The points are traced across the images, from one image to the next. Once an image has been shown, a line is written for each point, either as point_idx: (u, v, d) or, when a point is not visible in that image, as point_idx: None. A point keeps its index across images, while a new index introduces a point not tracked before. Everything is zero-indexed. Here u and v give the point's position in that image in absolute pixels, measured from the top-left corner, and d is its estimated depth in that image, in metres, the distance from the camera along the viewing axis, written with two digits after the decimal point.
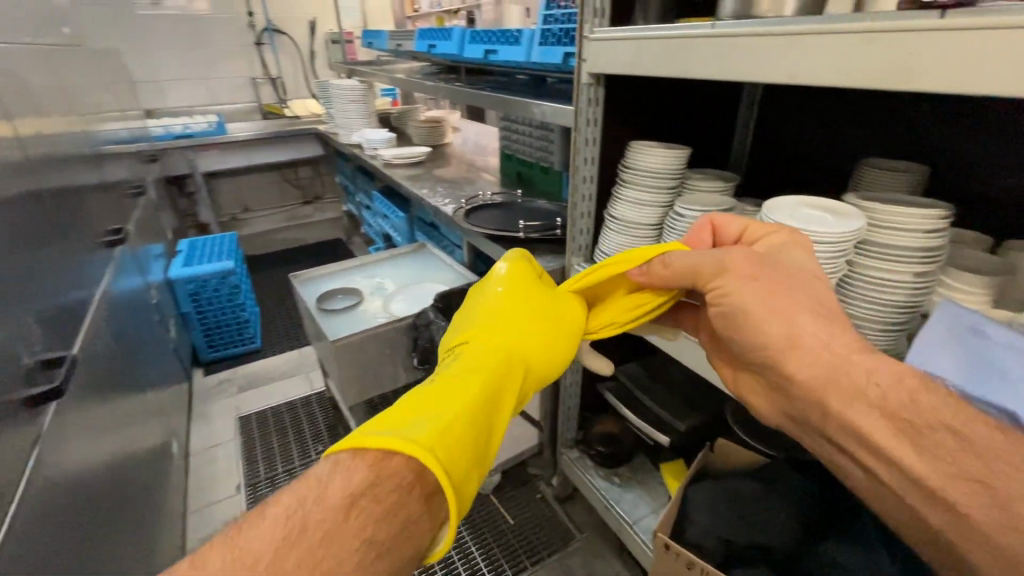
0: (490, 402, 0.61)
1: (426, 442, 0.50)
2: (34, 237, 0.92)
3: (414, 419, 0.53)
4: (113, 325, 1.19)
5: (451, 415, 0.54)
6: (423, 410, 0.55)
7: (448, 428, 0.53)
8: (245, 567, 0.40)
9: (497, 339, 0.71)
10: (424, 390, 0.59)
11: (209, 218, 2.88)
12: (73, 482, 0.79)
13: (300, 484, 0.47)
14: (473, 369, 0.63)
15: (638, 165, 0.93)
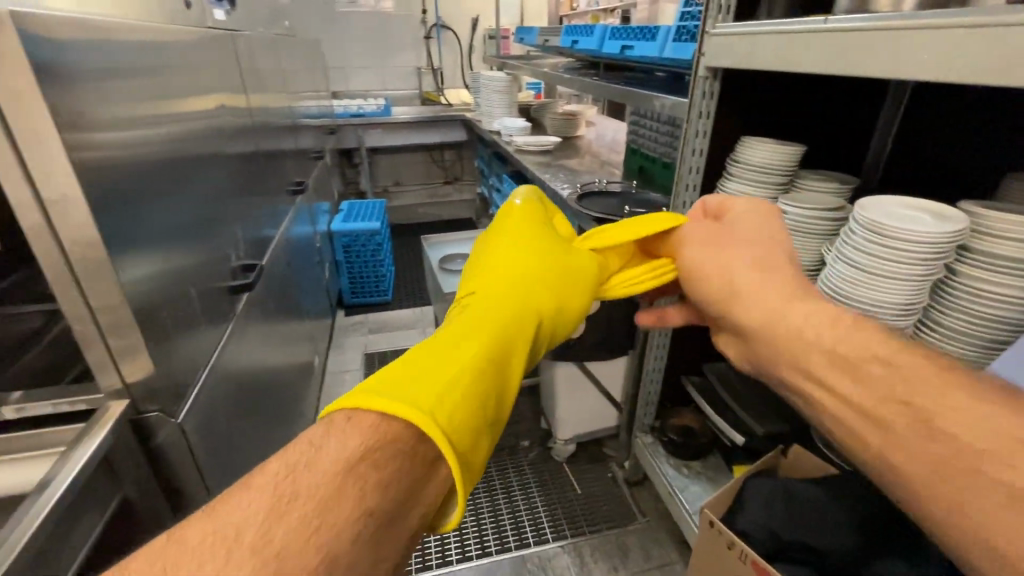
0: (501, 358, 0.54)
1: (420, 403, 0.44)
2: (248, 177, 1.22)
3: (410, 378, 0.46)
4: (288, 255, 1.51)
5: (451, 371, 0.48)
6: (419, 367, 0.47)
7: (449, 389, 0.46)
8: (227, 540, 0.35)
9: (506, 280, 0.65)
10: (423, 345, 0.51)
11: (367, 187, 3.34)
12: (247, 357, 1.06)
13: (290, 451, 0.41)
14: (485, 323, 0.56)
15: (747, 159, 0.95)
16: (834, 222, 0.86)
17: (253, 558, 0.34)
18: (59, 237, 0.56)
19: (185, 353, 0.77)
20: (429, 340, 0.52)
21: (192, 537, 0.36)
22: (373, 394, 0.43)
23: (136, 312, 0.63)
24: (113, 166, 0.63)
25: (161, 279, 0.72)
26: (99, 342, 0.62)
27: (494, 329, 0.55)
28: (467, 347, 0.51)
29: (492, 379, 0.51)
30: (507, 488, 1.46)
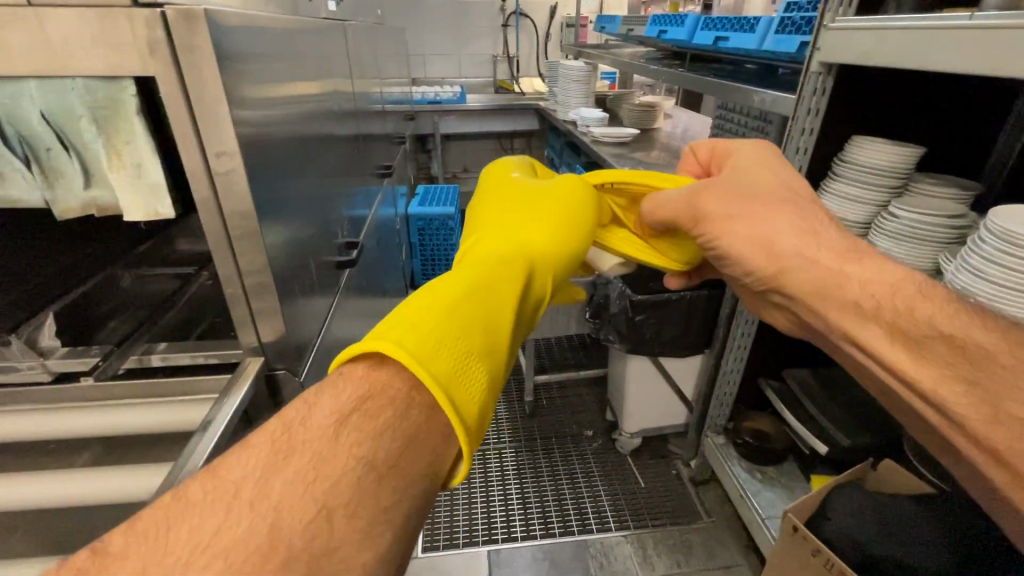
0: (500, 315, 0.54)
1: (413, 351, 0.44)
2: (350, 159, 1.31)
3: (403, 327, 0.46)
4: (375, 235, 1.60)
5: (445, 321, 0.48)
6: (415, 317, 0.48)
7: (444, 339, 0.46)
8: (227, 496, 0.34)
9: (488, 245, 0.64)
10: (421, 298, 0.51)
11: (438, 173, 3.44)
12: (345, 326, 1.15)
13: (275, 421, 0.40)
14: (486, 279, 0.56)
15: (857, 160, 0.91)
16: (951, 229, 0.82)
17: (254, 513, 0.33)
18: (223, 209, 0.63)
19: (304, 319, 0.84)
20: (428, 293, 0.52)
21: (192, 499, 0.34)
22: (368, 343, 0.44)
23: (275, 278, 0.71)
24: (262, 146, 0.70)
25: (291, 251, 0.79)
26: (244, 302, 0.70)
27: (489, 284, 0.56)
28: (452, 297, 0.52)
29: (488, 334, 0.51)
30: (571, 474, 1.48)
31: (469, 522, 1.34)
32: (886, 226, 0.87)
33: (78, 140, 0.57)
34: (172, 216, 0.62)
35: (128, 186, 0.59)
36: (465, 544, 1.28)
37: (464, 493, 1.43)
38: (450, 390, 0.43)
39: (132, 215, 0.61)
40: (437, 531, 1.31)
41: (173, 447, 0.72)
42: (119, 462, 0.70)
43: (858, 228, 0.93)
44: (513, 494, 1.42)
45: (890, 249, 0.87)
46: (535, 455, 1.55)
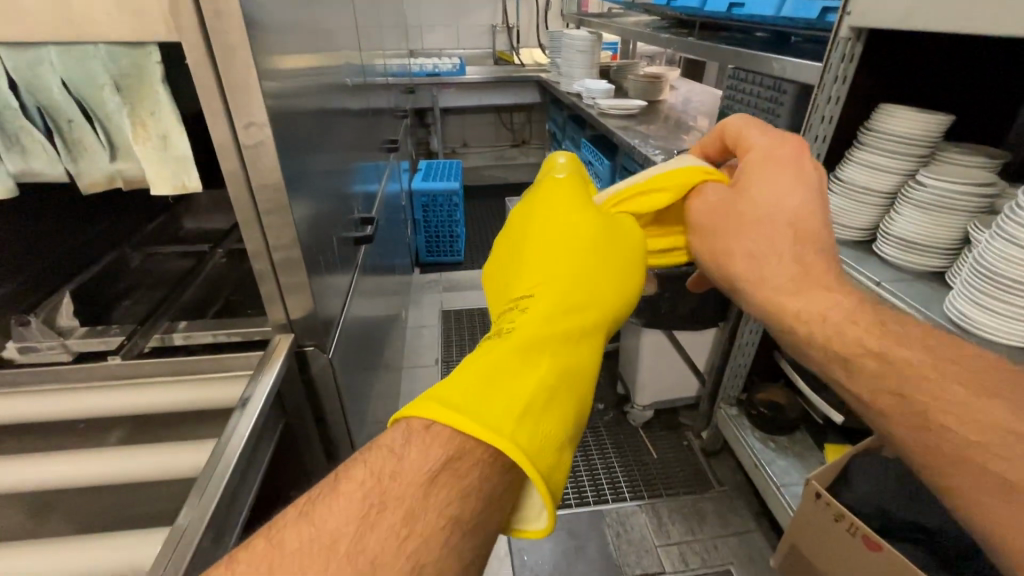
0: (572, 360, 0.53)
1: (492, 421, 0.44)
2: (360, 132, 1.27)
3: (476, 389, 0.46)
4: (384, 211, 1.57)
5: (517, 380, 0.48)
6: (488, 378, 0.47)
7: (521, 402, 0.46)
8: (326, 547, 0.38)
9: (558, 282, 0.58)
10: (491, 349, 0.51)
11: (438, 148, 3.38)
12: (360, 303, 1.14)
13: (371, 456, 0.43)
14: (551, 318, 0.54)
15: (884, 129, 0.90)
16: (981, 198, 0.81)
17: (353, 567, 0.37)
18: (251, 182, 0.62)
19: (327, 295, 0.83)
20: (498, 343, 0.51)
21: (288, 549, 0.38)
22: (446, 407, 0.44)
23: (303, 254, 0.70)
24: (286, 116, 0.68)
25: (315, 226, 0.78)
26: (273, 278, 0.70)
27: (558, 326, 0.54)
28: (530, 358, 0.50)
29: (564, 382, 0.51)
30: (584, 447, 1.50)
31: None
32: (913, 195, 0.86)
33: (100, 111, 0.55)
34: (200, 189, 0.60)
35: (154, 159, 0.57)
36: None
37: None
38: (532, 455, 0.45)
39: (160, 189, 0.59)
40: None
41: (204, 424, 0.71)
42: (151, 439, 0.70)
43: (883, 198, 0.92)
44: None
45: (917, 218, 0.86)
46: None
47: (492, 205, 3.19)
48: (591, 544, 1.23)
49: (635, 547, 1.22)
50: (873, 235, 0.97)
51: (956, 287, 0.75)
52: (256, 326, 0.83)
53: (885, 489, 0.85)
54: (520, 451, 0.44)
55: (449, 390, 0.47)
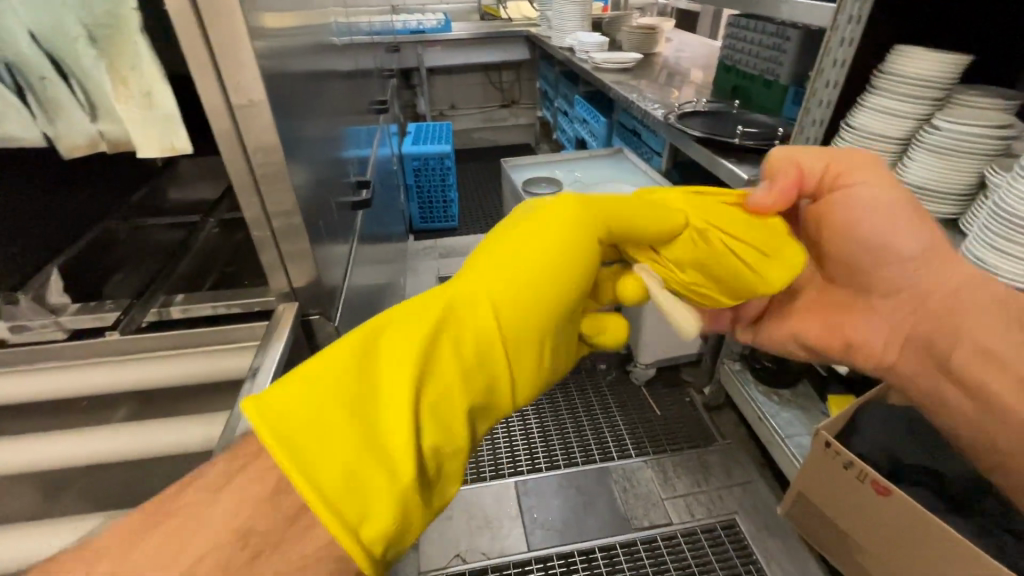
0: (443, 398, 0.43)
1: (302, 456, 0.35)
2: (350, 92, 1.22)
3: (304, 403, 0.38)
4: (378, 176, 1.53)
5: (352, 408, 0.39)
6: (325, 396, 0.38)
7: (342, 441, 0.37)
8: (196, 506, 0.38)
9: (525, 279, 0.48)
10: (347, 350, 0.42)
11: (425, 110, 3.27)
12: (359, 271, 1.11)
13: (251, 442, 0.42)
14: (436, 327, 0.45)
15: (898, 71, 0.87)
16: (999, 140, 0.79)
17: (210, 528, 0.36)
18: (245, 143, 0.59)
19: (329, 263, 0.81)
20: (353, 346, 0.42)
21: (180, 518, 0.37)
22: (264, 417, 0.36)
23: (304, 219, 0.67)
24: (278, 69, 0.63)
25: (314, 190, 0.75)
26: (273, 246, 0.67)
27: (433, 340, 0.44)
28: (388, 373, 0.41)
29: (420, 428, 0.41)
30: (588, 407, 1.51)
31: (493, 456, 1.37)
32: (927, 139, 0.84)
33: (75, 66, 0.51)
34: (190, 151, 0.56)
35: (139, 119, 0.53)
36: (493, 477, 1.31)
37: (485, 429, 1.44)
38: (347, 513, 0.35)
39: (147, 151, 0.55)
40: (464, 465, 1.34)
41: (211, 398, 0.70)
42: (156, 415, 0.68)
43: (895, 144, 0.90)
44: (534, 428, 1.44)
45: (930, 163, 0.84)
46: (552, 390, 1.57)
47: (483, 170, 3.12)
48: (599, 499, 1.25)
49: (643, 500, 1.25)
50: None
51: (972, 233, 0.74)
52: (256, 296, 0.80)
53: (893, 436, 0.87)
54: (326, 503, 0.35)
55: (278, 391, 0.38)
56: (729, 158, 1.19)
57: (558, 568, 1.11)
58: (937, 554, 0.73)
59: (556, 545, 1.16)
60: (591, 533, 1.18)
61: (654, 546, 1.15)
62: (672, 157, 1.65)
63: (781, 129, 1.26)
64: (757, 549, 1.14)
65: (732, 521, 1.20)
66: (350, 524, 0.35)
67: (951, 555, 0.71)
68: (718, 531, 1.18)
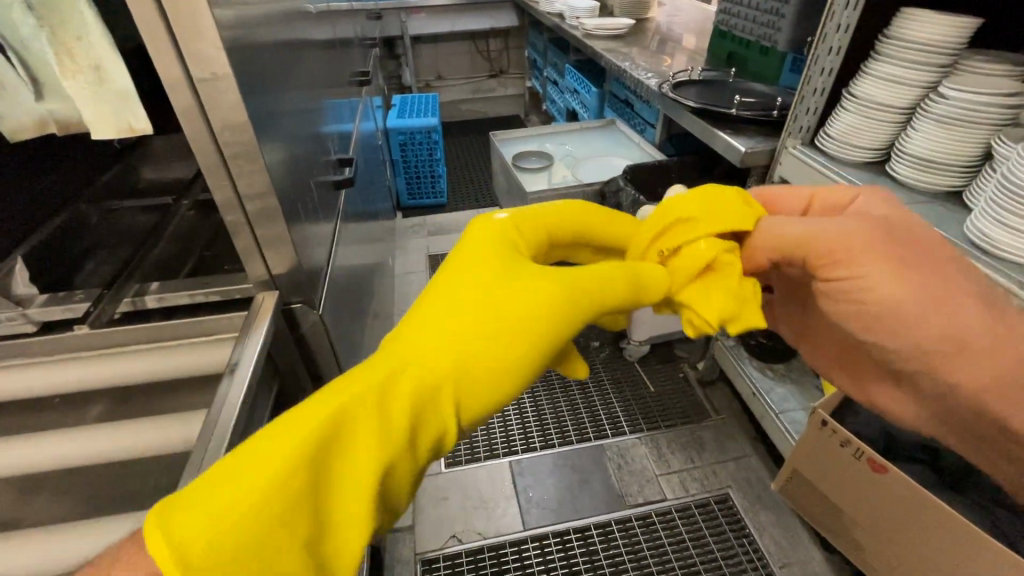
0: (395, 477, 0.40)
1: (217, 567, 0.32)
2: (329, 63, 1.15)
3: (225, 507, 0.33)
4: (362, 152, 1.47)
5: (298, 509, 0.35)
6: (247, 500, 0.33)
7: (264, 546, 0.34)
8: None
9: (531, 326, 0.44)
10: (293, 438, 0.35)
11: (410, 82, 3.16)
12: (345, 254, 1.07)
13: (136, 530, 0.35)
14: (397, 411, 0.39)
15: (905, 36, 0.83)
16: (1006, 109, 0.76)
17: None
18: (210, 119, 0.54)
19: (311, 246, 0.77)
20: (303, 442, 0.35)
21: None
22: (171, 537, 0.31)
23: (280, 201, 0.63)
24: (247, 41, 0.59)
25: (291, 171, 0.70)
26: (248, 230, 0.63)
27: (389, 430, 0.39)
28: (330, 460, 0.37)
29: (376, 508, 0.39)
30: (582, 384, 1.50)
31: (487, 436, 1.36)
32: (932, 108, 0.81)
33: (13, 38, 0.45)
34: (150, 131, 0.52)
35: (88, 95, 0.48)
36: (487, 457, 1.30)
37: None
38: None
39: (102, 133, 0.50)
40: (458, 446, 1.33)
41: (191, 391, 0.67)
42: (132, 413, 0.65)
43: (899, 114, 0.87)
44: (528, 407, 1.43)
45: (935, 134, 0.81)
46: (545, 368, 1.55)
47: (472, 143, 3.04)
48: (594, 477, 1.25)
49: (637, 477, 1.25)
50: (884, 156, 0.92)
51: (977, 209, 0.72)
52: (235, 283, 0.76)
53: None
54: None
55: (192, 497, 0.33)
56: (725, 129, 1.15)
57: (554, 546, 1.12)
58: (932, 530, 0.73)
59: (551, 523, 1.16)
60: (586, 511, 1.18)
61: (648, 522, 1.16)
62: (666, 129, 1.61)
63: (779, 98, 1.22)
64: (750, 523, 1.15)
65: (725, 496, 1.20)
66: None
67: (947, 533, 0.71)
68: (711, 507, 1.18)
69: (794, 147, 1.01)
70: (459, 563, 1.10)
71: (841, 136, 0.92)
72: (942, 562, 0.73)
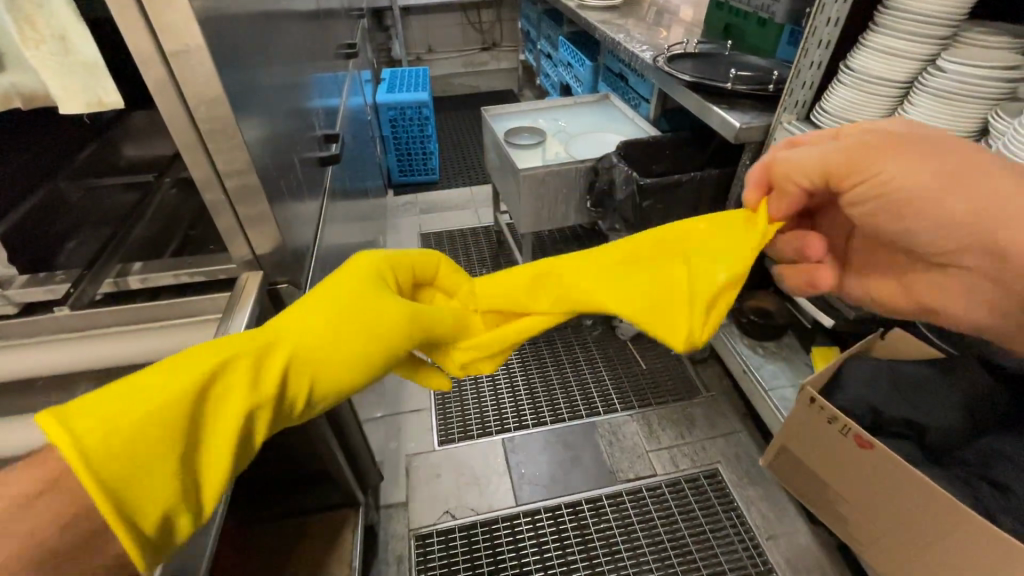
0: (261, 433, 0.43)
1: (108, 467, 0.34)
2: (313, 34, 1.12)
3: (127, 428, 0.35)
4: (350, 128, 1.44)
5: (182, 439, 0.38)
6: (146, 432, 0.36)
7: (147, 467, 0.36)
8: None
9: (399, 324, 0.49)
10: (192, 371, 0.39)
11: (400, 55, 3.07)
12: (332, 233, 1.05)
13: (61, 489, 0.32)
14: (280, 372, 0.43)
15: (904, 5, 0.80)
16: (1004, 82, 0.75)
17: None
18: (185, 97, 0.52)
19: (295, 227, 0.75)
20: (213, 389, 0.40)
21: None
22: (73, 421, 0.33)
23: (261, 179, 0.61)
24: (224, 13, 0.56)
25: (273, 149, 0.69)
26: (229, 210, 0.61)
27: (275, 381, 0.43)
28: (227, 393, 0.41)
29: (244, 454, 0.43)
30: (574, 361, 1.51)
31: (480, 414, 1.36)
32: (930, 82, 0.79)
33: None
34: (121, 106, 0.50)
35: (55, 68, 0.46)
36: (480, 435, 1.31)
37: (471, 387, 1.44)
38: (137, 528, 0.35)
39: (71, 108, 0.48)
40: (451, 424, 1.34)
41: None
42: None
43: (896, 88, 0.85)
44: (520, 384, 1.44)
45: (934, 108, 0.80)
46: (537, 347, 1.55)
47: (464, 119, 2.98)
48: (586, 454, 1.27)
49: (628, 454, 1.27)
50: None
51: None
52: (220, 264, 0.75)
53: (878, 389, 0.87)
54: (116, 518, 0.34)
55: (90, 402, 0.35)
56: (720, 104, 1.12)
57: (546, 521, 1.14)
58: (916, 504, 0.75)
59: (543, 499, 1.18)
60: (577, 487, 1.20)
61: (639, 497, 1.18)
62: (661, 104, 1.58)
63: (776, 72, 1.19)
64: (738, 497, 1.17)
65: (714, 470, 1.23)
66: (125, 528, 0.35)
67: (930, 508, 0.72)
68: (701, 482, 1.20)
69: (788, 122, 0.99)
70: (452, 538, 1.12)
71: (839, 111, 0.90)
72: (923, 534, 0.75)
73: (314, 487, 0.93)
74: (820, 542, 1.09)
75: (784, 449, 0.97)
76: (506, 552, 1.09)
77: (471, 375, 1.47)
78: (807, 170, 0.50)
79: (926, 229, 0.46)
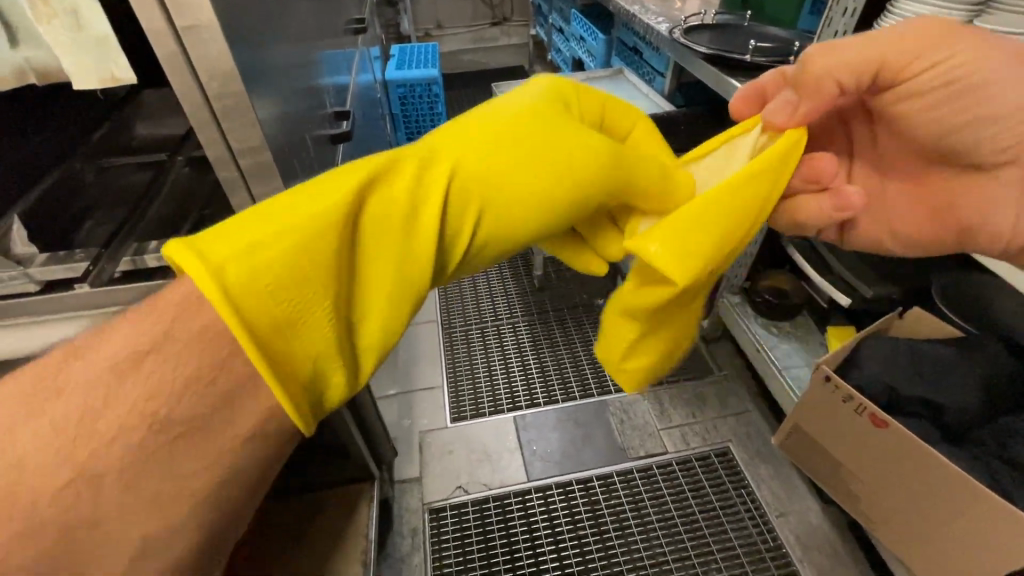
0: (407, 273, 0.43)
1: (258, 310, 0.36)
2: (321, 7, 1.09)
3: (259, 256, 0.36)
4: (360, 105, 1.42)
5: (327, 286, 0.39)
6: (291, 261, 0.37)
7: (297, 313, 0.37)
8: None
9: (559, 165, 0.48)
10: (328, 200, 0.39)
11: (409, 30, 3.02)
12: None
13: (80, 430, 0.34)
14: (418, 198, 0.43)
15: None
16: None
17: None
18: (196, 71, 0.52)
19: None
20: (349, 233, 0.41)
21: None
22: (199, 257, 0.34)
23: (273, 156, 0.61)
24: None
25: (284, 125, 0.68)
26: (244, 187, 0.61)
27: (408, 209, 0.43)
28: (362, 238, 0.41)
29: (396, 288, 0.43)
30: (586, 341, 1.51)
31: (492, 392, 1.38)
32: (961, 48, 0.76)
33: None
34: (135, 82, 0.49)
35: (70, 42, 0.46)
36: (492, 413, 1.33)
37: (483, 365, 1.45)
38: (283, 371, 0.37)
39: (85, 84, 0.49)
40: (463, 401, 1.36)
41: None
42: None
43: None
44: (531, 363, 1.44)
45: None
46: (548, 326, 1.55)
47: (474, 96, 2.93)
48: (597, 432, 1.28)
49: (639, 432, 1.27)
50: None
51: None
52: None
53: (895, 368, 0.86)
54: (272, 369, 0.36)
55: (217, 234, 0.37)
56: (739, 77, 1.09)
57: (557, 496, 1.15)
58: (931, 482, 0.74)
59: (554, 475, 1.19)
60: (588, 464, 1.21)
61: (650, 474, 1.19)
62: (676, 77, 1.54)
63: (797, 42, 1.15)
64: (749, 475, 1.18)
65: (725, 448, 1.23)
66: (283, 379, 0.37)
67: (945, 487, 0.72)
68: (712, 459, 1.21)
69: None
70: (465, 512, 1.14)
71: None
72: (938, 513, 0.75)
73: (330, 461, 0.95)
74: (830, 520, 1.10)
75: (797, 428, 0.96)
76: (518, 525, 1.11)
77: (483, 353, 1.48)
78: (851, 67, 0.50)
79: (994, 112, 0.49)
